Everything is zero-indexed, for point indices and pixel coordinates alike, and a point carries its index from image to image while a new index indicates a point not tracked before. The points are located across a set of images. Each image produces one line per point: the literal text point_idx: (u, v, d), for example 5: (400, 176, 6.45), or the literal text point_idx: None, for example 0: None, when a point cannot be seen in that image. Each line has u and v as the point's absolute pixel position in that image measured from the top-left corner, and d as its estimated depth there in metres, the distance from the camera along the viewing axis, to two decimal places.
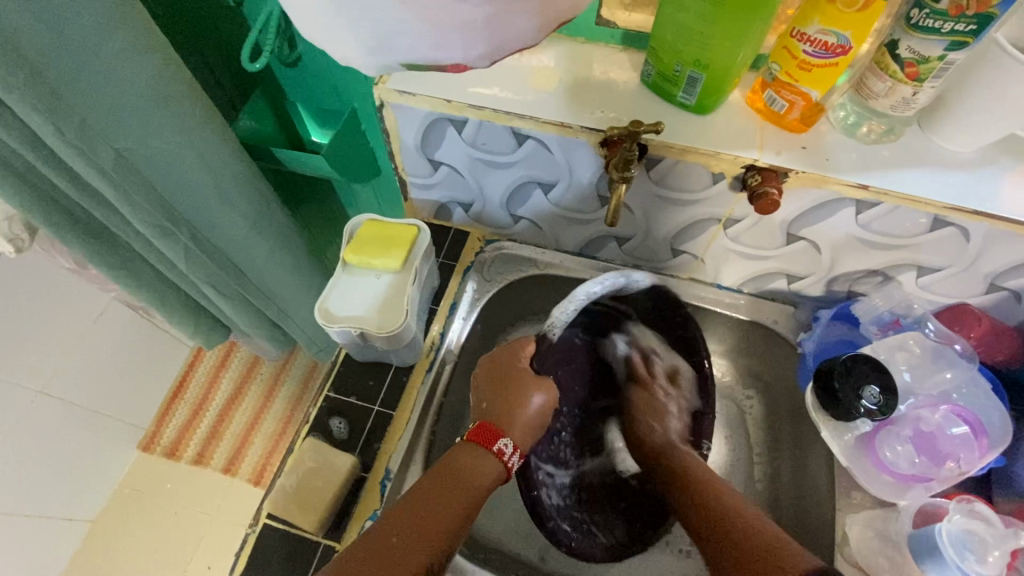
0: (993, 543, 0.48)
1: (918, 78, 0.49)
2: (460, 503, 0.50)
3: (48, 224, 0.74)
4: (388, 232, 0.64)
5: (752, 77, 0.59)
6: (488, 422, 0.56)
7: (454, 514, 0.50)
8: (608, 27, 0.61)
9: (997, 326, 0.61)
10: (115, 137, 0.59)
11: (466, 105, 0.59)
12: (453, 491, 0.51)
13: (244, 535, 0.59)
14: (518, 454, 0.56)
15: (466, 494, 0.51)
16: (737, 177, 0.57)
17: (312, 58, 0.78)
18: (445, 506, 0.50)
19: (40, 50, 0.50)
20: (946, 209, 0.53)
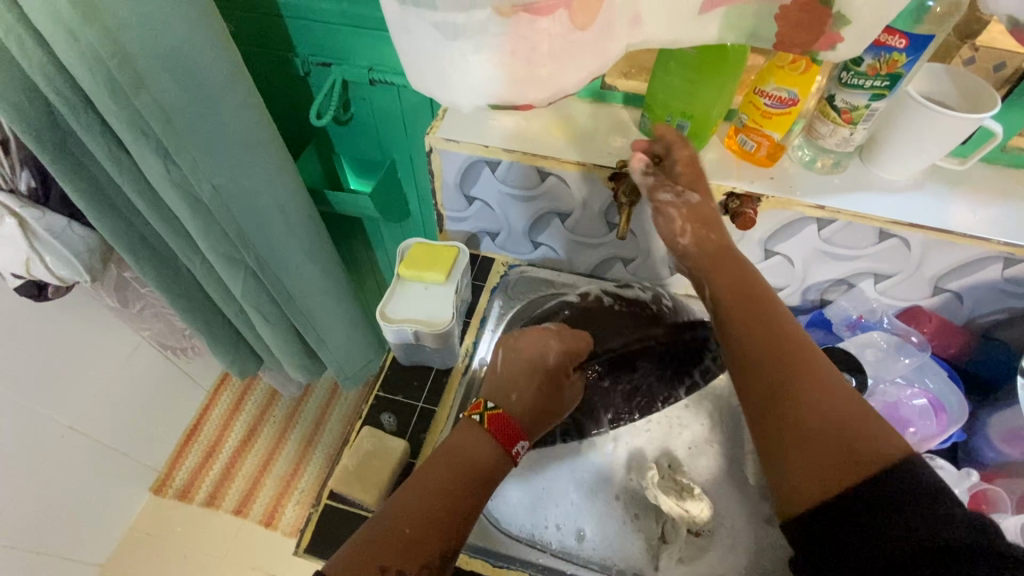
0: None
1: (852, 121, 0.63)
2: (474, 490, 0.56)
3: (132, 253, 0.85)
4: (435, 252, 0.78)
5: (727, 126, 0.75)
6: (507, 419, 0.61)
7: (469, 506, 0.56)
8: (611, 90, 0.76)
9: (944, 324, 0.75)
10: (215, 174, 0.73)
11: (500, 149, 0.73)
12: (469, 485, 0.57)
13: (308, 514, 0.67)
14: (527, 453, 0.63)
15: (478, 481, 0.57)
16: (720, 203, 0.71)
17: (362, 116, 0.93)
18: (462, 494, 0.56)
19: (171, 103, 0.64)
20: (889, 223, 0.67)
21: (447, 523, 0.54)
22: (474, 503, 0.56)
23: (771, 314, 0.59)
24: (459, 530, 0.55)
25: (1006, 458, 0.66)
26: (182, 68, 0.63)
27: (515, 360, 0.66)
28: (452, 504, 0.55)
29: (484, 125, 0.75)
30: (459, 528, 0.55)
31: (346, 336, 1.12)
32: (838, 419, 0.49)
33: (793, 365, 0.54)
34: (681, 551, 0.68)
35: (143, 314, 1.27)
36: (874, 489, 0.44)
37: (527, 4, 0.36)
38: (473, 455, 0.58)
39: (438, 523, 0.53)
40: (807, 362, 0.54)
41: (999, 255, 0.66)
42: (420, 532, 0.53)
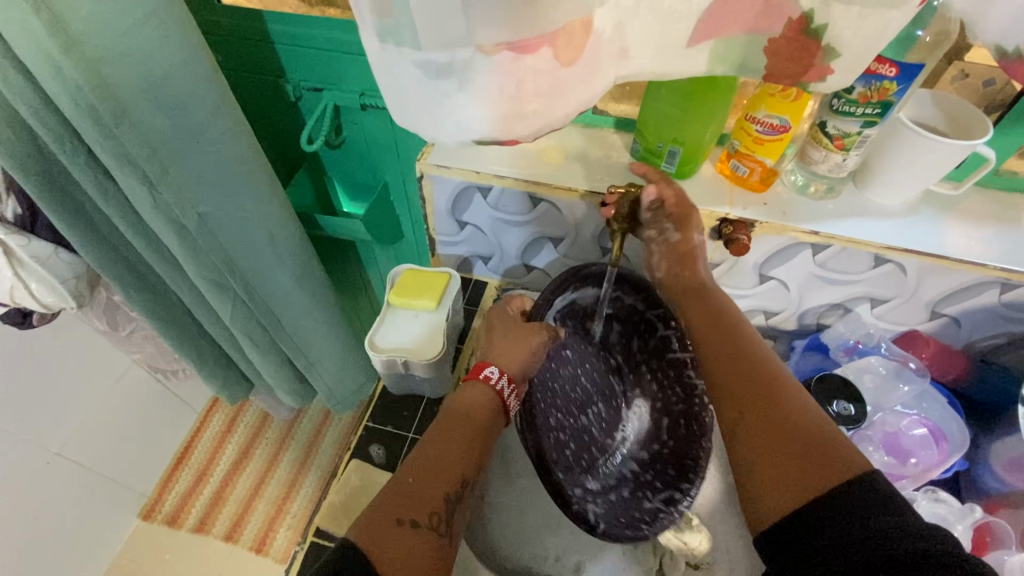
0: (953, 519, 0.64)
1: (845, 147, 0.63)
2: (468, 440, 0.59)
3: (119, 280, 0.84)
4: (425, 278, 0.77)
5: (719, 150, 0.74)
6: (484, 362, 0.65)
7: (468, 454, 0.58)
8: (602, 115, 0.76)
9: (943, 348, 0.74)
10: (201, 203, 0.72)
11: (491, 175, 0.72)
12: (465, 437, 0.59)
13: (293, 553, 0.65)
14: (507, 378, 0.64)
15: (470, 429, 0.60)
16: (714, 228, 0.70)
17: (354, 140, 0.93)
18: (456, 444, 0.58)
19: (156, 132, 0.64)
20: (884, 248, 0.66)
21: (447, 468, 0.56)
22: (473, 452, 0.58)
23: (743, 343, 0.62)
24: (463, 476, 0.57)
25: (1008, 488, 0.64)
26: (168, 98, 0.62)
27: (494, 324, 0.71)
28: (448, 452, 0.57)
29: (475, 150, 0.75)
30: (464, 472, 0.57)
31: (338, 360, 1.10)
32: (810, 440, 0.51)
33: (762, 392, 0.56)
34: None
35: (132, 337, 1.25)
36: (846, 495, 0.46)
37: (510, 42, 0.35)
38: (466, 407, 0.62)
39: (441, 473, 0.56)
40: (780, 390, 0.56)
41: (995, 281, 0.66)
42: (422, 482, 0.55)
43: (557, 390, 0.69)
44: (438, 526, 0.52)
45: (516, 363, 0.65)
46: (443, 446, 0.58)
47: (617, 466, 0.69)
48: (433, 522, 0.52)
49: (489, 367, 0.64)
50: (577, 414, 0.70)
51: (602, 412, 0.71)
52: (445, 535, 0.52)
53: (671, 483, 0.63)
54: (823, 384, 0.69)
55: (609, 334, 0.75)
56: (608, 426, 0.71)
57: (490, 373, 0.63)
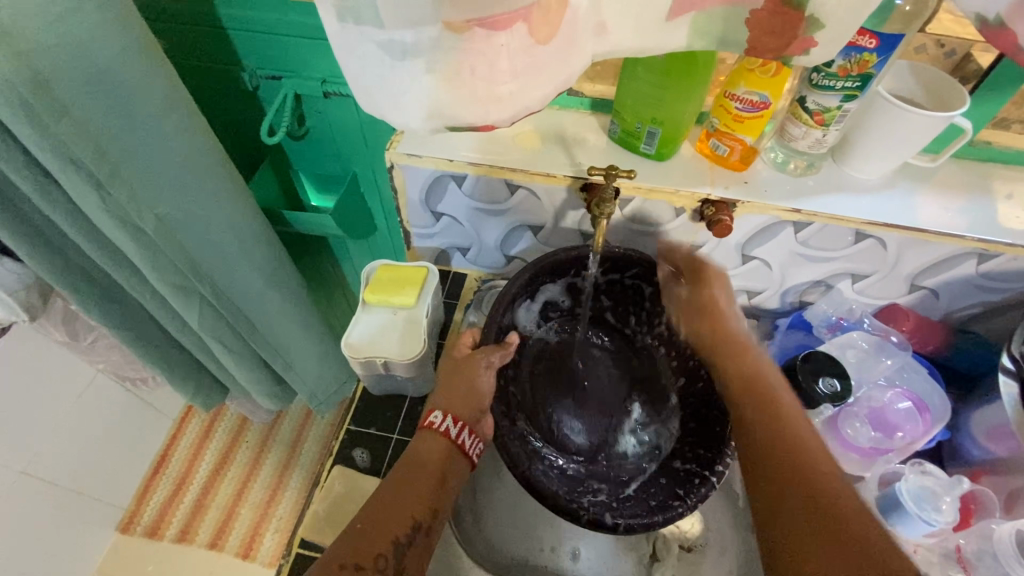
0: (943, 491, 0.60)
1: (825, 123, 0.62)
2: (422, 485, 0.58)
3: (71, 287, 0.78)
4: (402, 274, 0.74)
5: (698, 129, 0.73)
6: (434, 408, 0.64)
7: (424, 496, 0.57)
8: (578, 96, 0.73)
9: (922, 320, 0.74)
10: (157, 203, 0.67)
11: (466, 163, 0.69)
12: (422, 483, 0.58)
13: (279, 565, 0.62)
14: (450, 417, 0.63)
15: (427, 475, 0.59)
16: (695, 210, 0.69)
17: (319, 130, 0.88)
18: (411, 488, 0.57)
19: (100, 129, 0.59)
20: (865, 224, 0.66)
21: (400, 512, 0.55)
22: (429, 495, 0.57)
23: (786, 410, 0.57)
24: (417, 518, 0.56)
25: (990, 454, 0.66)
26: (110, 90, 0.58)
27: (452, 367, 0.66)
28: (402, 495, 0.57)
29: (447, 137, 0.71)
30: (417, 514, 0.56)
31: (316, 360, 1.07)
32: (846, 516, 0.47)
33: (800, 459, 0.52)
34: (674, 568, 0.68)
35: (96, 346, 1.19)
36: None
37: (481, 18, 0.33)
38: (422, 453, 0.61)
39: (395, 513, 0.55)
40: (820, 461, 0.52)
41: (973, 252, 0.66)
42: (373, 525, 0.54)
43: (546, 386, 0.73)
44: (384, 567, 0.52)
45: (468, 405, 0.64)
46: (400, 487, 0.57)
47: (638, 445, 0.69)
48: (379, 563, 0.52)
49: (433, 411, 0.64)
50: (581, 407, 0.71)
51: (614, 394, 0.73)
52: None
53: (692, 453, 0.65)
54: (808, 363, 0.69)
55: (606, 311, 0.78)
56: (616, 407, 0.72)
57: (433, 417, 0.62)
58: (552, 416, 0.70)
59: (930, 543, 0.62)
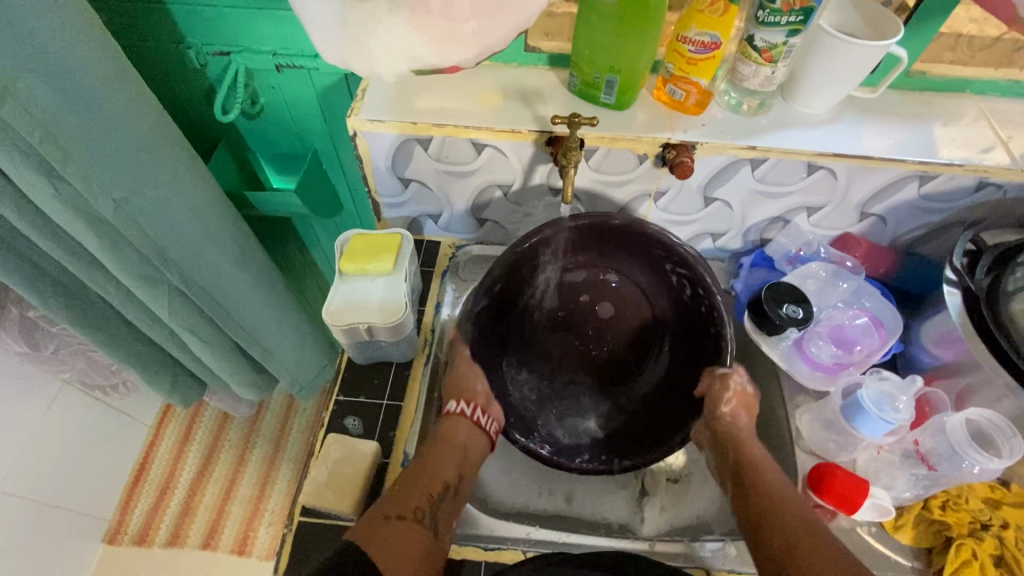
0: (899, 392, 0.65)
1: (773, 60, 0.65)
2: (456, 460, 0.64)
3: (26, 283, 0.75)
4: (377, 242, 0.74)
5: (654, 78, 0.74)
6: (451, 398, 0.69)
7: (454, 465, 0.64)
8: (535, 52, 0.74)
9: (873, 247, 0.80)
10: (112, 188, 0.65)
11: (429, 125, 0.69)
12: (453, 454, 0.65)
13: (282, 536, 0.63)
14: (471, 402, 0.69)
15: (454, 451, 0.65)
16: (657, 155, 0.71)
17: (274, 108, 0.86)
18: (443, 461, 0.64)
19: (45, 110, 0.56)
20: (815, 155, 0.69)
21: (434, 478, 0.62)
22: (458, 461, 0.64)
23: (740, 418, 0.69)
24: (446, 485, 0.62)
25: (937, 360, 0.72)
26: (49, 67, 0.55)
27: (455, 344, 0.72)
28: (435, 466, 0.63)
29: (408, 100, 0.71)
30: (448, 478, 0.62)
31: (296, 346, 1.06)
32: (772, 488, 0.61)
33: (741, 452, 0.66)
34: (661, 499, 0.73)
35: (58, 355, 1.15)
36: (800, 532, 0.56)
37: None
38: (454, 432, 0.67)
39: (426, 482, 0.61)
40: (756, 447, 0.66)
41: (914, 175, 0.71)
42: (411, 491, 0.60)
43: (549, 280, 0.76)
44: (421, 519, 0.58)
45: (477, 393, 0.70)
46: (434, 455, 0.64)
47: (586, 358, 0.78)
48: (417, 515, 0.58)
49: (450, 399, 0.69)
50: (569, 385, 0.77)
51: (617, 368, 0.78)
52: (428, 527, 0.58)
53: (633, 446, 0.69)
54: (772, 292, 0.73)
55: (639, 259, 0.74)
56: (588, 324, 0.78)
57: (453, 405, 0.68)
58: (543, 352, 0.78)
59: (890, 443, 0.68)
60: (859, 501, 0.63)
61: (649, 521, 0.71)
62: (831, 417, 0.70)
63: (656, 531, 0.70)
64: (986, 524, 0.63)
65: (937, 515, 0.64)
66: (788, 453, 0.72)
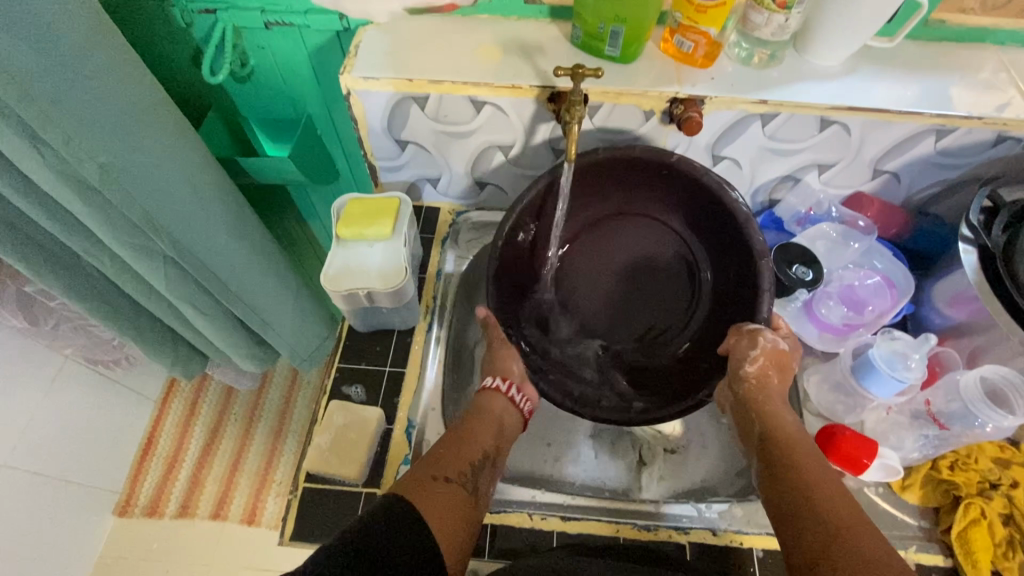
0: (912, 349, 0.63)
1: (787, 6, 0.61)
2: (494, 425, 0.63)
3: (17, 254, 0.73)
4: (374, 206, 0.72)
5: (661, 30, 0.71)
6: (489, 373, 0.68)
7: (493, 433, 0.62)
8: (535, 4, 0.70)
9: (884, 205, 0.78)
10: (97, 151, 0.62)
11: (426, 82, 0.66)
12: (491, 416, 0.64)
13: (287, 502, 0.63)
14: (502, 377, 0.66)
15: (495, 415, 0.64)
16: (665, 111, 0.68)
17: (264, 69, 0.83)
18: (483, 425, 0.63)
19: (22, 67, 0.54)
20: (830, 109, 0.66)
21: (475, 443, 0.60)
22: (498, 430, 0.63)
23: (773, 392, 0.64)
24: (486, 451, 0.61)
25: (949, 321, 0.71)
26: (22, 20, 0.52)
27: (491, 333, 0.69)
28: (474, 430, 0.62)
29: (404, 57, 0.68)
30: (486, 445, 0.61)
31: (296, 317, 1.04)
32: (806, 477, 0.54)
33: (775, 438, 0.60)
34: (661, 469, 0.73)
35: (59, 331, 1.14)
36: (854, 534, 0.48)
37: None
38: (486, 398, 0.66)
39: (468, 445, 0.60)
40: (787, 434, 0.60)
41: (932, 128, 0.68)
42: (449, 453, 0.59)
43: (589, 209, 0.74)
44: (466, 481, 0.57)
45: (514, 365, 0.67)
46: (476, 423, 0.63)
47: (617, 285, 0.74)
48: (461, 478, 0.57)
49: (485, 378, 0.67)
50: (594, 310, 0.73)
51: (640, 320, 0.74)
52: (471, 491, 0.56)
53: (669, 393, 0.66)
54: (784, 251, 0.72)
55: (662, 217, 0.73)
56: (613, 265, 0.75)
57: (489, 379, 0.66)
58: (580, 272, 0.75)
59: (900, 404, 0.67)
60: (868, 462, 0.62)
61: (651, 488, 0.71)
62: (840, 379, 0.69)
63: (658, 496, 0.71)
64: (996, 483, 0.62)
65: (946, 475, 0.63)
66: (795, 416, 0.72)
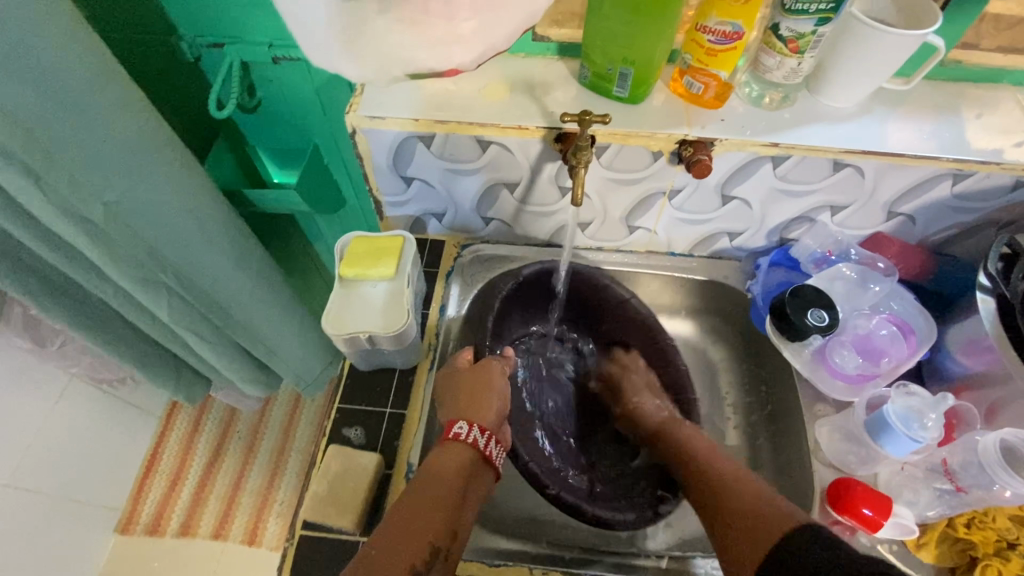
0: (928, 409, 0.61)
1: (799, 50, 0.60)
2: (444, 507, 0.53)
3: (22, 287, 0.73)
4: (378, 245, 0.71)
5: (671, 69, 0.70)
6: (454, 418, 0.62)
7: (442, 519, 0.52)
8: (543, 42, 0.70)
9: (905, 247, 0.75)
10: (103, 191, 0.62)
11: (432, 122, 0.65)
12: (441, 497, 0.54)
13: (283, 549, 0.62)
14: (477, 427, 0.61)
15: (446, 489, 0.54)
16: (673, 152, 0.67)
17: (271, 101, 0.83)
18: (429, 511, 0.52)
19: (29, 113, 0.54)
20: (842, 153, 0.65)
21: (419, 533, 0.51)
22: (449, 513, 0.53)
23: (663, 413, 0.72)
24: (434, 543, 0.50)
25: (968, 370, 0.68)
26: (30, 68, 0.52)
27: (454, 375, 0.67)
28: (418, 515, 0.52)
29: (409, 95, 0.67)
30: (436, 537, 0.51)
31: (300, 344, 1.04)
32: (715, 471, 0.60)
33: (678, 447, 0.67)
34: (667, 514, 0.71)
35: (64, 351, 1.14)
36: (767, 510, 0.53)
37: None
38: (441, 468, 0.57)
39: (409, 540, 0.50)
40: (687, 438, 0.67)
41: (948, 173, 0.66)
42: (385, 551, 0.49)
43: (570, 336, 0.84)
44: None
45: (485, 414, 0.63)
46: (420, 509, 0.52)
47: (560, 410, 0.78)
48: None
49: (458, 423, 0.61)
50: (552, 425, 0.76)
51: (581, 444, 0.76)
52: None
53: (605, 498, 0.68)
54: (797, 297, 0.69)
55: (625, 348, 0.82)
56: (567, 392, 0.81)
57: (460, 429, 0.59)
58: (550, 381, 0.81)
59: (916, 458, 0.65)
60: (882, 520, 0.60)
61: (657, 534, 0.70)
62: (853, 428, 0.67)
63: (665, 544, 0.69)
64: (1012, 542, 0.61)
65: (963, 534, 0.61)
66: (804, 465, 0.70)
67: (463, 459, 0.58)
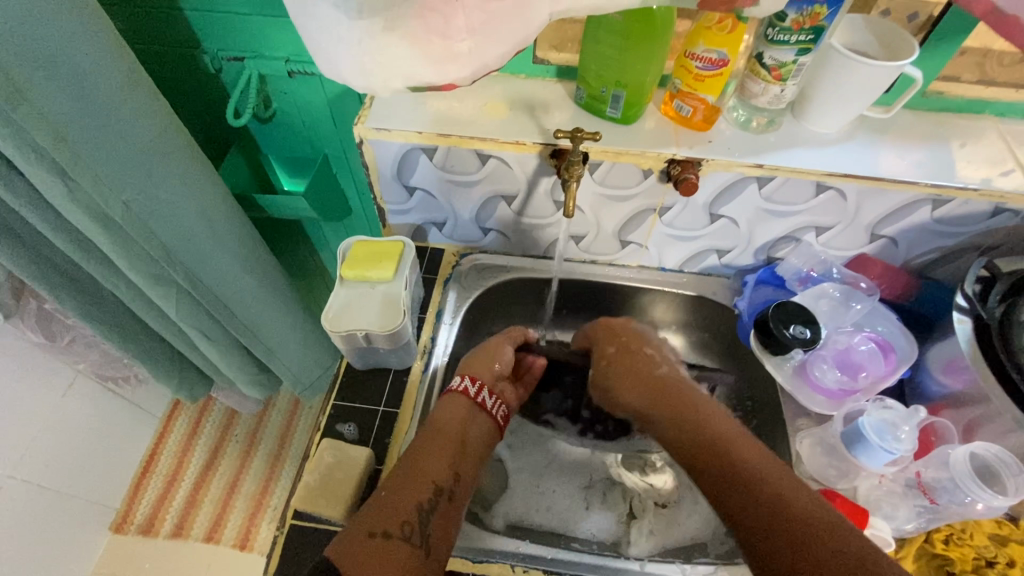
0: (902, 422, 0.63)
1: (782, 78, 0.64)
2: (449, 453, 0.64)
3: (39, 279, 0.77)
4: (380, 249, 0.75)
5: (662, 93, 0.74)
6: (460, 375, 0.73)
7: (445, 463, 0.63)
8: (543, 64, 0.74)
9: (889, 268, 0.78)
10: (123, 190, 0.66)
11: (434, 135, 0.69)
12: (447, 441, 0.65)
13: (273, 539, 0.64)
14: (470, 378, 0.73)
15: (451, 439, 0.65)
16: (663, 170, 0.70)
17: (285, 112, 0.88)
18: (437, 455, 0.63)
19: (61, 115, 0.58)
20: (824, 175, 0.68)
21: (427, 474, 0.61)
22: (451, 460, 0.63)
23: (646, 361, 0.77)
24: (437, 484, 0.61)
25: (947, 389, 0.70)
26: (65, 73, 0.57)
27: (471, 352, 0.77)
28: (428, 462, 0.62)
29: (414, 110, 0.72)
30: (439, 480, 0.61)
31: (301, 346, 1.06)
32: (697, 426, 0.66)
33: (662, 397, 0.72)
34: (650, 523, 0.72)
35: (74, 347, 1.18)
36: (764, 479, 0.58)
37: None
38: (445, 419, 0.67)
39: (414, 481, 0.60)
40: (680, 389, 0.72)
41: (927, 198, 0.69)
42: (394, 490, 0.59)
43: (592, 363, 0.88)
44: (410, 535, 0.56)
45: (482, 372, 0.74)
46: (426, 455, 0.63)
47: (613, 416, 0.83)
48: (405, 530, 0.56)
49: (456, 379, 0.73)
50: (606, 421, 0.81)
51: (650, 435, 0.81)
52: (418, 543, 0.56)
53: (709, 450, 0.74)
54: (780, 311, 0.72)
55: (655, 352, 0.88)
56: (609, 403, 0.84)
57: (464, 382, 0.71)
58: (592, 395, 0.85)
59: (893, 473, 0.66)
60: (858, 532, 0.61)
61: (640, 541, 0.70)
62: (833, 442, 0.68)
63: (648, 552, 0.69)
64: (991, 560, 0.62)
65: (940, 550, 0.63)
66: None
67: (461, 407, 0.69)
